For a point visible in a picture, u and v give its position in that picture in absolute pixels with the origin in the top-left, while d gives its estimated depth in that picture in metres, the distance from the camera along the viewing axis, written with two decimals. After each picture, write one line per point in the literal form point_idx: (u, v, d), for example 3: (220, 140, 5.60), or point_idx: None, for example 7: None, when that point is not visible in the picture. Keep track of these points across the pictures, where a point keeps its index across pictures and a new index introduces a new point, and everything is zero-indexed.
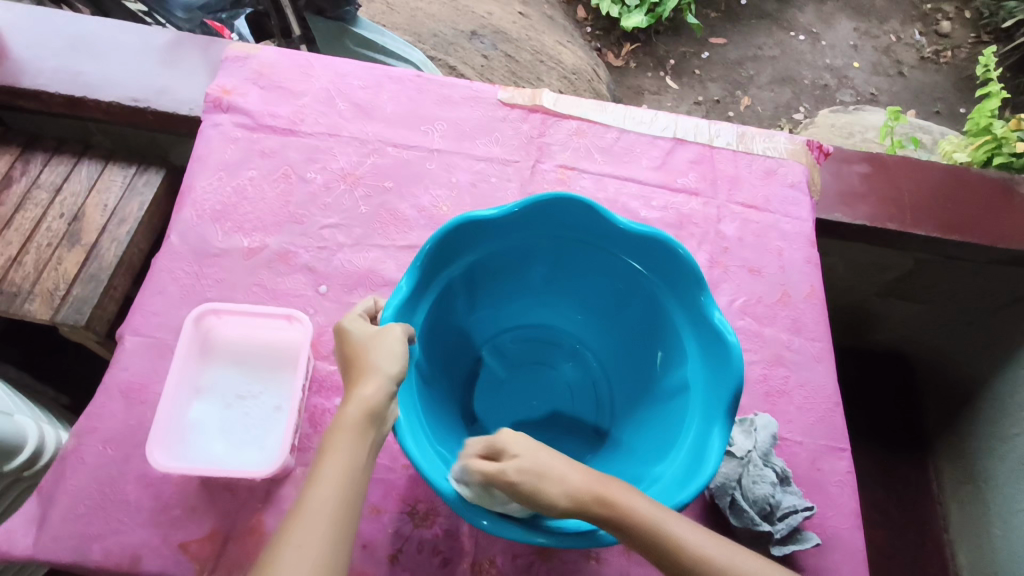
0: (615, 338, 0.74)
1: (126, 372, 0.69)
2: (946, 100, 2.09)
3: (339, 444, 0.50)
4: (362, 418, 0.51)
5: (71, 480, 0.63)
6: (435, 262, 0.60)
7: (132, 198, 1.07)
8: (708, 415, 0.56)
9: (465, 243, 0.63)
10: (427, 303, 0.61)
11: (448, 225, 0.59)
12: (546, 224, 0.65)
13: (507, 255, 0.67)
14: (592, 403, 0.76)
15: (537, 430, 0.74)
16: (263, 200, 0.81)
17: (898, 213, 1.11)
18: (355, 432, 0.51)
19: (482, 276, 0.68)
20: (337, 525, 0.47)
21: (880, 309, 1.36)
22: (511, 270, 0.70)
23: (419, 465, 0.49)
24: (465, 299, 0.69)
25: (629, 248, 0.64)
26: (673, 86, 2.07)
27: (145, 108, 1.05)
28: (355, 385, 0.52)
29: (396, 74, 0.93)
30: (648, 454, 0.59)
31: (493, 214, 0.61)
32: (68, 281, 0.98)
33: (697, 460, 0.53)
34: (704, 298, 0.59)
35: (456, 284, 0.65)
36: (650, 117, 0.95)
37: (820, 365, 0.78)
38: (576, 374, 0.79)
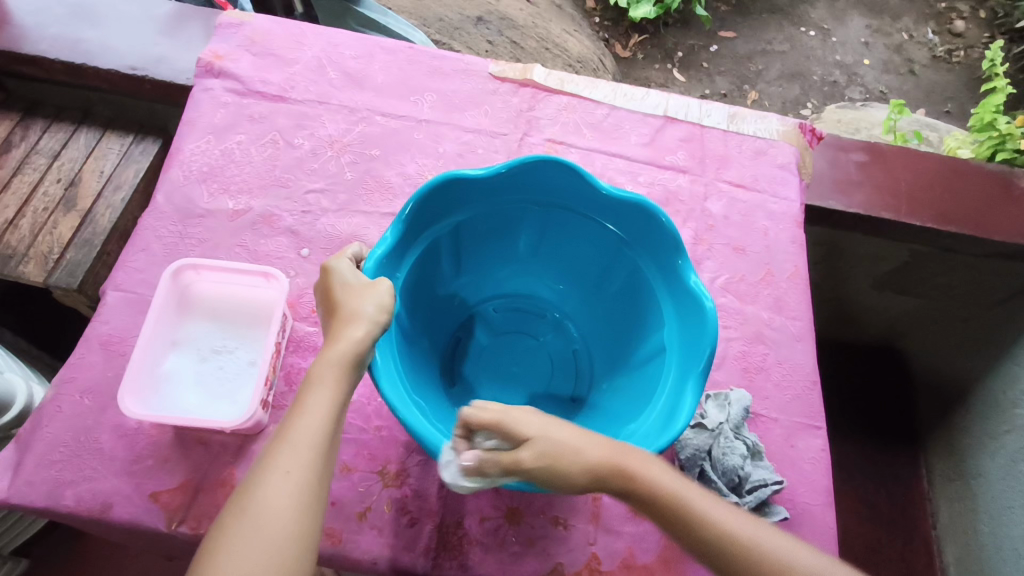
0: (599, 308, 0.73)
1: (106, 325, 0.69)
2: (957, 99, 2.07)
3: (325, 381, 0.53)
4: (348, 360, 0.53)
5: (47, 428, 0.64)
6: (418, 218, 0.61)
7: (128, 166, 1.08)
8: (681, 376, 0.56)
9: (449, 201, 0.63)
10: (409, 260, 0.62)
11: (432, 181, 0.59)
12: (532, 186, 0.65)
13: (491, 217, 0.67)
14: (573, 373, 0.75)
15: (517, 397, 0.74)
16: (250, 164, 0.81)
17: (892, 202, 1.10)
18: (342, 370, 0.53)
19: (465, 238, 0.68)
20: (321, 454, 0.51)
21: (875, 302, 1.36)
22: (496, 233, 0.70)
23: (393, 407, 0.50)
24: (448, 260, 0.70)
25: (612, 214, 0.64)
26: (680, 77, 2.06)
27: (143, 76, 1.06)
28: (341, 327, 0.53)
29: (388, 45, 0.93)
30: (621, 418, 0.59)
31: (477, 173, 0.61)
32: (62, 245, 0.98)
33: (671, 417, 0.53)
34: (683, 264, 0.59)
35: (439, 243, 0.66)
36: (642, 94, 0.95)
37: (800, 344, 0.78)
38: (559, 344, 0.78)
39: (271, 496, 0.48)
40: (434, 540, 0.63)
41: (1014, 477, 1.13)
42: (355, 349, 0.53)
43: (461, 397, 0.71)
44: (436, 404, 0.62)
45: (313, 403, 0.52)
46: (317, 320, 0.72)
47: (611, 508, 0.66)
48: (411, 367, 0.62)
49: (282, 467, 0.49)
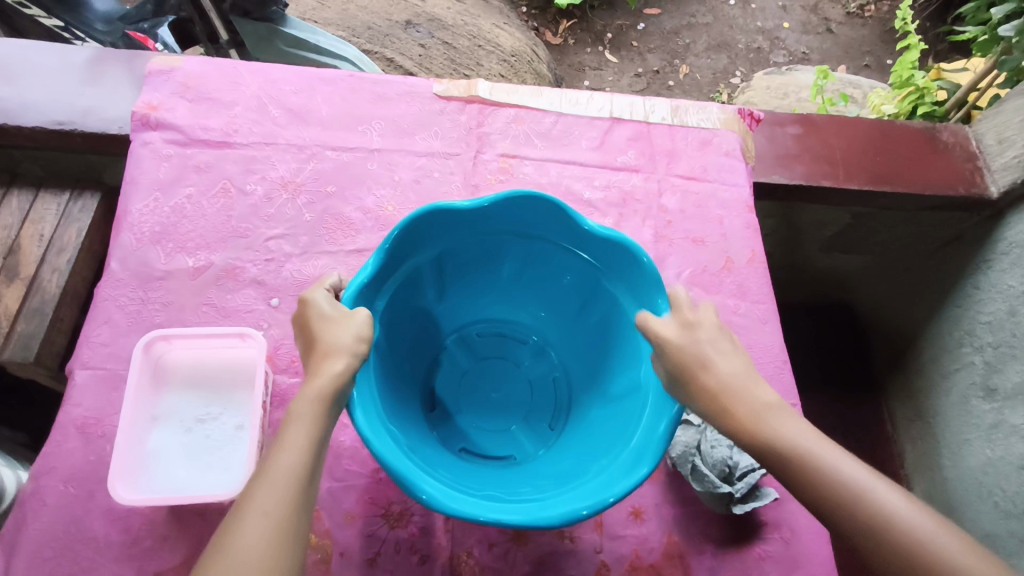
0: (578, 337, 0.75)
1: (80, 408, 0.67)
2: (874, 52, 2.16)
3: (306, 414, 0.51)
4: (327, 393, 0.52)
5: (34, 524, 0.62)
6: (399, 252, 0.61)
7: (69, 226, 1.03)
8: (656, 412, 0.57)
9: (430, 234, 0.64)
10: (388, 293, 0.62)
11: (415, 214, 0.60)
12: (514, 220, 0.66)
13: (473, 246, 0.68)
14: (550, 399, 0.76)
15: (495, 424, 0.74)
16: (203, 217, 0.80)
17: (830, 170, 1.15)
18: (321, 403, 0.52)
19: (448, 265, 0.69)
20: (302, 491, 0.49)
21: (825, 263, 1.42)
22: (479, 260, 0.71)
23: (367, 439, 0.49)
24: (432, 286, 0.71)
25: (591, 245, 0.66)
26: (613, 60, 2.09)
27: (71, 131, 1.01)
28: (320, 362, 0.53)
29: (327, 75, 0.92)
30: (596, 449, 0.61)
31: (464, 206, 0.62)
32: (10, 317, 0.94)
33: (640, 455, 0.53)
34: (661, 303, 0.61)
35: (421, 272, 0.67)
36: (586, 98, 0.96)
37: (766, 326, 0.82)
38: (539, 369, 0.78)
39: (248, 537, 0.45)
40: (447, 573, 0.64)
41: (967, 412, 1.21)
42: (332, 383, 0.52)
43: (440, 421, 0.72)
44: (413, 435, 0.62)
45: (291, 438, 0.50)
46: (298, 370, 0.72)
47: (612, 514, 0.68)
48: (392, 400, 0.62)
49: (260, 506, 0.47)
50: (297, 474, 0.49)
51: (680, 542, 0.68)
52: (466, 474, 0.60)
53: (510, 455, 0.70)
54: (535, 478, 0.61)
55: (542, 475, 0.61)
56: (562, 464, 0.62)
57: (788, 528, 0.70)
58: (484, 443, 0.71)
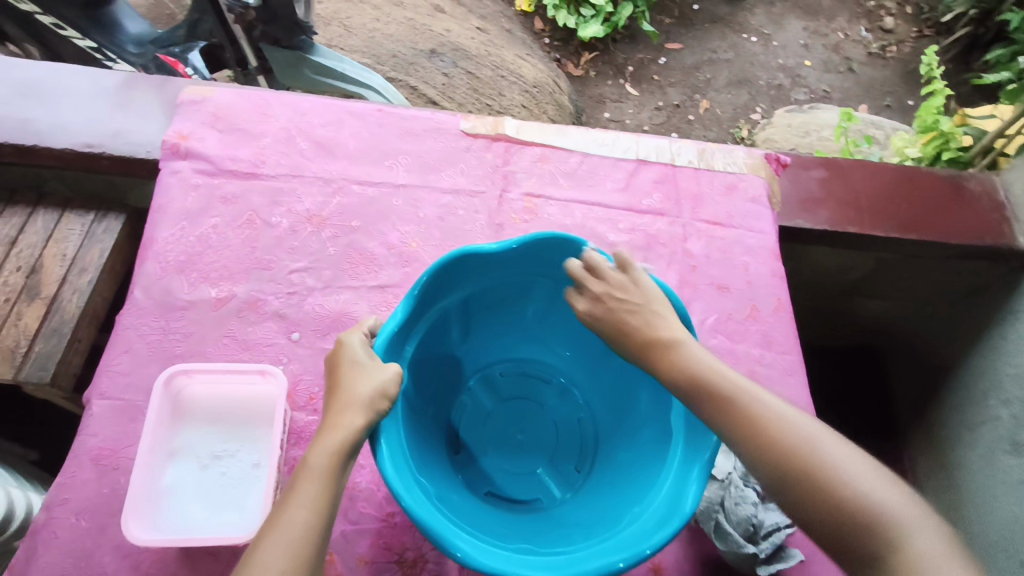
0: (604, 378, 0.74)
1: (96, 438, 0.67)
2: (895, 93, 2.15)
3: (320, 469, 0.50)
4: (343, 448, 0.51)
5: (44, 557, 0.61)
6: (428, 295, 0.61)
7: (92, 246, 1.04)
8: (689, 459, 0.55)
9: (460, 276, 0.63)
10: (414, 337, 0.62)
11: (445, 258, 0.60)
12: (542, 261, 0.66)
13: (501, 287, 0.68)
14: (577, 441, 0.75)
15: (520, 466, 0.73)
16: (228, 248, 0.80)
17: (855, 216, 1.13)
18: (336, 458, 0.51)
19: (475, 306, 0.69)
20: (305, 550, 0.47)
21: (848, 307, 1.39)
22: (505, 301, 0.71)
23: (392, 486, 0.48)
24: (458, 327, 0.70)
25: None
26: (634, 92, 2.10)
27: (99, 153, 1.02)
28: (339, 414, 0.52)
29: (355, 109, 0.93)
30: (625, 498, 0.59)
31: (492, 249, 0.61)
32: (30, 336, 0.95)
33: (673, 507, 0.52)
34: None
35: (448, 314, 0.66)
36: (612, 139, 0.96)
37: (792, 378, 0.80)
38: (565, 410, 0.77)
39: None
40: None
41: (991, 466, 1.16)
42: (349, 437, 0.51)
43: (465, 464, 0.71)
44: (438, 479, 0.61)
45: (303, 494, 0.49)
46: (315, 407, 0.71)
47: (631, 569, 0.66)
48: (417, 444, 0.61)
49: (270, 567, 0.46)
50: (308, 533, 0.48)
51: None
52: (493, 522, 0.58)
53: (536, 500, 0.68)
54: (563, 526, 0.59)
55: (571, 525, 0.59)
56: (590, 513, 0.61)
57: None
58: (510, 487, 0.70)
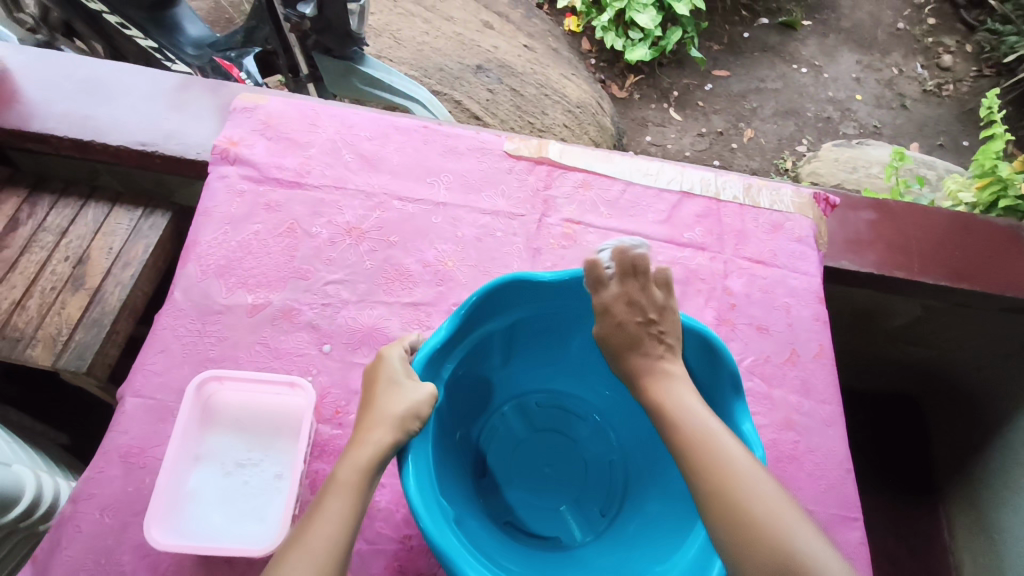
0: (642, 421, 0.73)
1: (125, 436, 0.68)
2: (949, 133, 2.09)
3: (348, 484, 0.52)
4: (371, 464, 0.53)
5: (67, 550, 0.62)
6: (473, 317, 0.62)
7: (137, 241, 1.06)
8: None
9: (505, 301, 0.64)
10: (454, 358, 0.63)
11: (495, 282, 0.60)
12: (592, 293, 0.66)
13: (545, 316, 0.69)
14: (606, 484, 0.73)
15: (544, 501, 0.72)
16: (267, 255, 0.81)
17: (904, 260, 1.09)
18: (363, 474, 0.53)
19: (518, 333, 0.70)
20: (327, 566, 0.48)
21: (889, 352, 1.34)
22: (548, 330, 0.71)
23: (415, 505, 0.49)
24: (499, 353, 0.71)
25: (670, 329, 0.65)
26: (677, 118, 2.08)
27: (152, 152, 1.05)
28: (370, 430, 0.54)
29: (402, 125, 0.93)
30: (654, 551, 0.58)
31: (548, 277, 0.64)
32: (71, 325, 0.97)
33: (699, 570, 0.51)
34: (739, 406, 0.59)
35: (490, 339, 0.67)
36: (657, 169, 0.95)
37: (830, 429, 0.77)
38: (597, 449, 0.76)
39: None
40: None
41: None
42: (377, 453, 0.53)
43: (488, 491, 0.70)
44: (459, 504, 0.60)
45: (328, 509, 0.51)
46: (340, 421, 0.71)
47: None
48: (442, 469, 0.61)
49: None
50: (334, 548, 0.49)
51: None
52: (514, 557, 0.58)
53: (558, 537, 0.67)
54: (580, 572, 0.59)
55: (589, 571, 0.59)
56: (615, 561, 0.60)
57: None
58: (532, 520, 0.69)
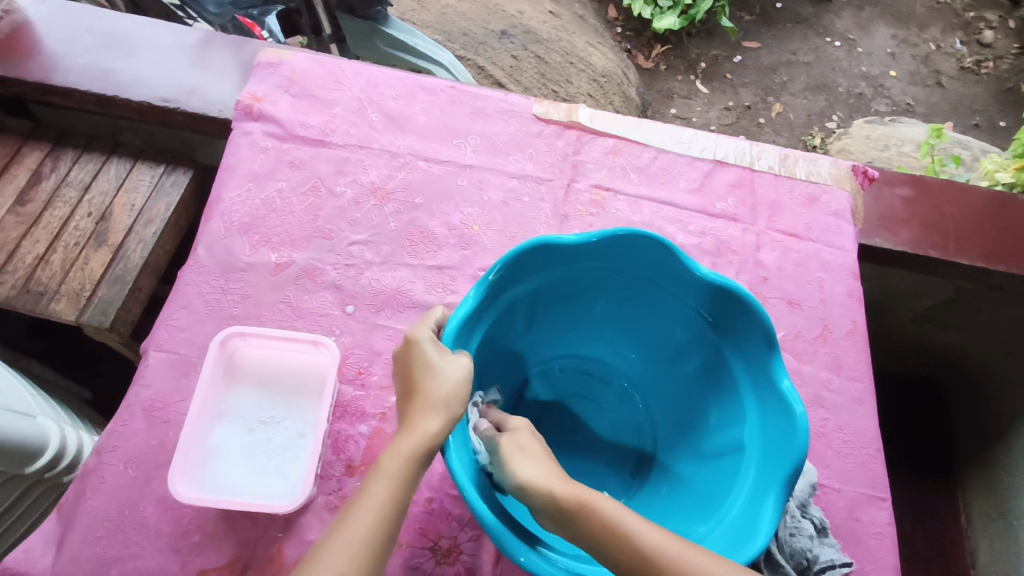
0: (669, 384, 0.74)
1: (149, 390, 0.68)
2: (986, 112, 2.01)
3: (393, 471, 0.51)
4: (418, 452, 0.51)
5: (92, 501, 0.62)
6: (502, 281, 0.61)
7: (159, 199, 1.05)
8: (762, 482, 0.55)
9: (534, 265, 0.63)
10: (484, 324, 0.62)
11: (524, 245, 0.59)
12: (619, 258, 0.65)
13: (573, 279, 0.67)
14: (634, 443, 0.76)
15: (574, 466, 0.75)
16: (291, 213, 0.79)
17: (940, 239, 1.05)
18: (409, 463, 0.51)
19: (544, 299, 0.69)
20: (370, 557, 0.47)
21: (916, 334, 1.31)
22: (577, 294, 0.70)
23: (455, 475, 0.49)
24: (526, 318, 0.70)
25: (698, 293, 0.63)
26: (704, 90, 2.02)
27: (174, 108, 1.03)
28: (418, 418, 0.53)
29: (428, 85, 0.91)
30: (689, 512, 0.60)
31: (572, 240, 0.61)
32: (94, 282, 0.97)
33: (747, 529, 0.53)
34: (775, 363, 0.58)
35: (518, 303, 0.66)
36: (690, 137, 0.92)
37: (860, 408, 0.76)
38: (624, 413, 0.79)
39: None
40: None
41: None
42: (424, 442, 0.51)
43: None
44: None
45: (372, 496, 0.50)
46: (362, 382, 0.70)
47: None
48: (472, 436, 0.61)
49: (331, 568, 0.46)
50: (373, 535, 0.48)
51: None
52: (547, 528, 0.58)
53: None
54: None
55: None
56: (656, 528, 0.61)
57: None
58: None
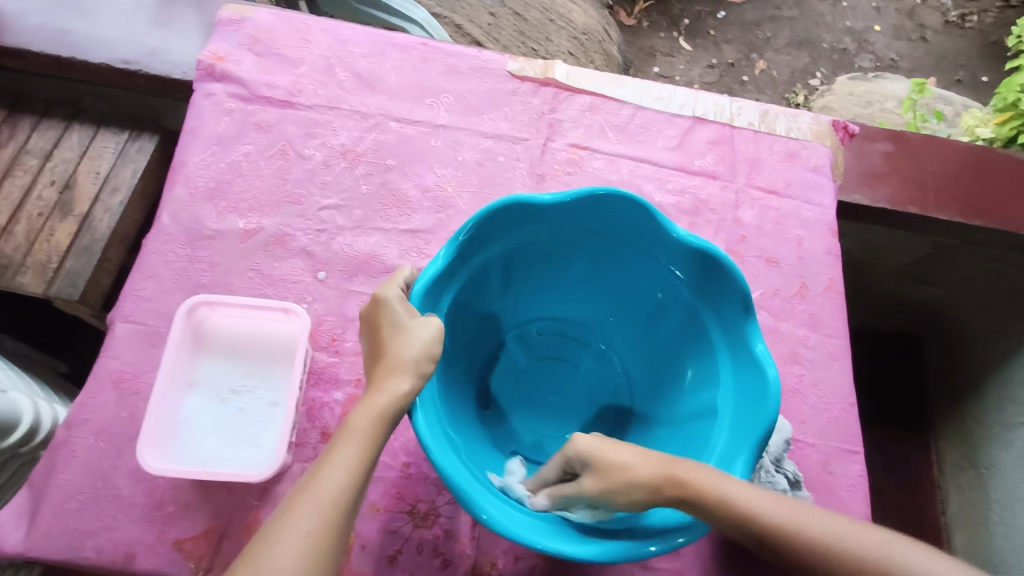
0: (646, 346, 0.74)
1: (118, 361, 0.66)
2: (969, 67, 2.00)
3: (361, 431, 0.50)
4: (387, 413, 0.50)
5: (63, 474, 0.61)
6: (472, 243, 0.59)
7: (125, 166, 1.02)
8: (735, 441, 0.55)
9: (505, 226, 0.61)
10: (454, 287, 0.61)
11: (494, 206, 0.58)
12: (594, 218, 0.63)
13: (547, 241, 0.66)
14: (610, 405, 0.77)
15: (549, 429, 0.76)
16: (259, 178, 0.77)
17: (919, 194, 1.04)
18: (377, 422, 0.50)
19: (518, 262, 0.68)
20: (338, 515, 0.46)
21: (894, 290, 1.32)
22: (552, 257, 0.69)
23: (424, 439, 0.48)
24: (499, 282, 0.69)
25: (674, 253, 0.62)
26: (687, 47, 1.98)
27: (136, 71, 0.98)
28: (385, 378, 0.52)
29: (399, 41, 0.87)
30: None
31: (546, 201, 0.59)
32: (61, 253, 0.94)
33: None
34: (750, 325, 0.57)
35: (491, 266, 0.65)
36: (669, 93, 0.89)
37: (836, 363, 0.76)
38: (600, 374, 0.79)
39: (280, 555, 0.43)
40: None
41: None
42: (393, 401, 0.50)
43: (494, 419, 0.73)
44: (467, 435, 0.61)
45: (340, 454, 0.49)
46: (337, 349, 0.69)
47: None
48: (447, 396, 0.61)
49: (299, 524, 0.45)
50: (341, 492, 0.47)
51: None
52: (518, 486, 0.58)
53: None
54: None
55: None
56: None
57: None
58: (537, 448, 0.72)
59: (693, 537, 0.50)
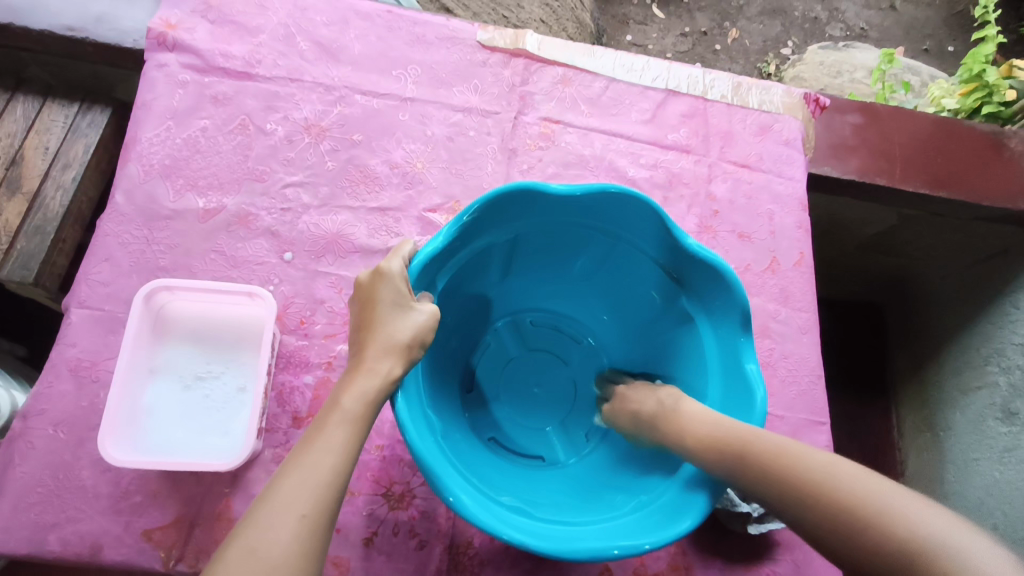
0: (638, 349, 0.73)
1: (75, 349, 0.64)
2: (936, 37, 2.01)
3: (350, 414, 0.48)
4: (377, 397, 0.49)
5: (21, 467, 0.59)
6: (473, 226, 0.57)
7: (77, 140, 0.96)
8: None
9: (506, 218, 0.60)
10: (448, 271, 0.60)
11: (502, 192, 0.55)
12: (600, 215, 0.62)
13: (547, 233, 0.65)
14: (592, 405, 0.77)
15: (530, 422, 0.76)
16: (218, 154, 0.74)
17: (887, 166, 1.05)
18: (368, 406, 0.49)
19: (517, 251, 0.67)
20: (329, 499, 0.45)
21: (862, 260, 1.35)
22: (553, 249, 0.68)
23: (403, 425, 0.47)
24: (496, 269, 0.69)
25: (680, 261, 0.61)
26: (660, 15, 1.95)
27: (82, 38, 0.93)
28: (375, 359, 0.50)
29: (362, 9, 0.83)
30: (648, 469, 0.60)
31: (558, 193, 0.57)
32: (10, 234, 0.89)
33: (695, 487, 0.53)
34: (744, 344, 0.57)
35: (489, 253, 0.64)
36: (642, 64, 0.88)
37: (805, 336, 0.77)
38: (588, 373, 0.80)
39: (269, 539, 0.42)
40: (446, 561, 0.62)
41: (981, 431, 1.16)
42: (384, 385, 0.49)
43: (476, 404, 0.73)
44: (449, 422, 0.60)
45: (330, 437, 0.47)
46: (306, 332, 0.68)
47: None
48: (431, 383, 0.61)
49: (290, 508, 0.44)
50: (335, 477, 0.46)
51: (688, 554, 0.66)
52: (496, 475, 0.58)
53: (541, 456, 0.71)
54: (559, 489, 0.61)
55: (577, 492, 0.61)
56: (611, 481, 0.62)
57: (800, 550, 0.67)
58: (514, 438, 0.72)
59: (661, 543, 0.48)
